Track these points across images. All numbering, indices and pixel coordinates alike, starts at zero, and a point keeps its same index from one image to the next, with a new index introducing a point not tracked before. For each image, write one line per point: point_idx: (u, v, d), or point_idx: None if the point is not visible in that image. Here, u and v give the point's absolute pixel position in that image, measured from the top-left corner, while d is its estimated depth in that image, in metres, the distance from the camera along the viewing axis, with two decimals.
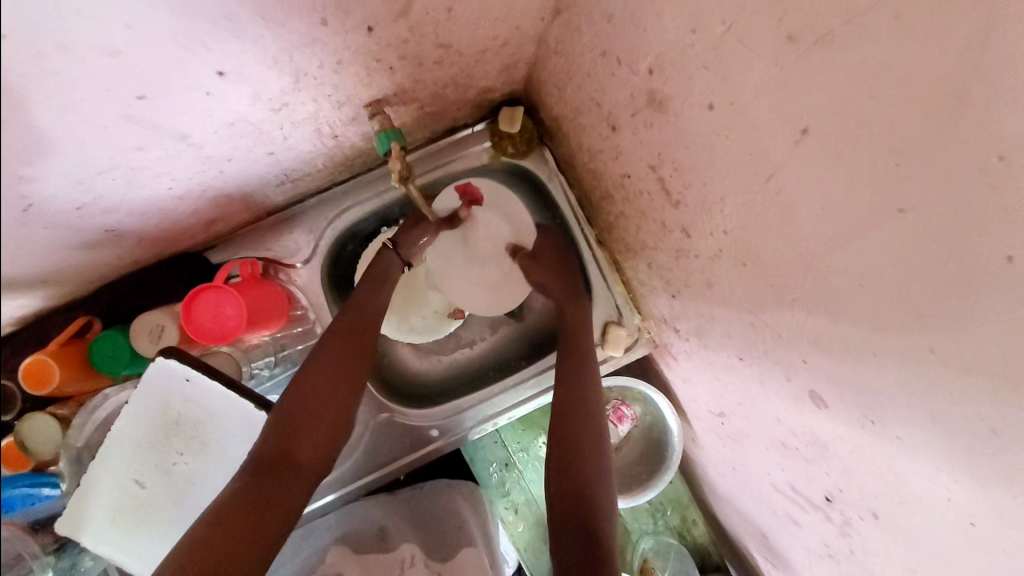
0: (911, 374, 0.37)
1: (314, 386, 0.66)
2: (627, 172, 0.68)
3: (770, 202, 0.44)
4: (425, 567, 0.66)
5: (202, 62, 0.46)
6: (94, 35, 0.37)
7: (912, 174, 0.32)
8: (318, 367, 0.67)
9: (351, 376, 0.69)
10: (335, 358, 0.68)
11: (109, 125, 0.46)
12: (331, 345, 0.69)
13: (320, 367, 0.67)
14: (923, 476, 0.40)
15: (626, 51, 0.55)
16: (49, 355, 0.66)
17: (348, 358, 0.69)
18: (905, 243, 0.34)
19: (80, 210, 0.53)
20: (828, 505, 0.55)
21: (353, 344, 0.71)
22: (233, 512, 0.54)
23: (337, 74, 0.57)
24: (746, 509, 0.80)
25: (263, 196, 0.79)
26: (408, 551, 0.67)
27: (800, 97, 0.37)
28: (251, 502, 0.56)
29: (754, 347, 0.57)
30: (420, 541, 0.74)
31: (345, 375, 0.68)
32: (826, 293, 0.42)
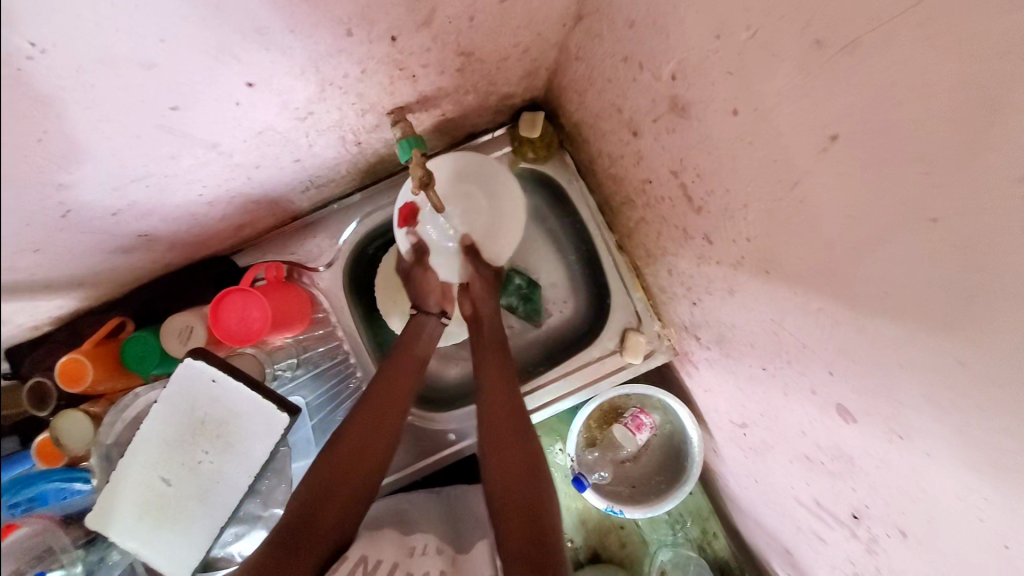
0: (941, 388, 0.36)
1: (352, 446, 0.67)
2: (647, 178, 0.68)
3: (794, 210, 0.44)
4: (438, 554, 0.60)
5: (232, 74, 0.47)
6: (129, 48, 0.38)
7: (942, 183, 0.31)
8: (355, 426, 0.69)
9: (388, 416, 0.71)
10: (378, 402, 0.72)
11: (142, 135, 0.47)
12: (371, 402, 0.72)
13: (358, 425, 0.69)
14: (953, 493, 0.39)
15: (648, 57, 0.54)
16: (83, 354, 0.69)
17: (383, 416, 0.71)
18: (936, 254, 0.33)
19: (115, 216, 0.55)
20: (855, 522, 0.54)
21: (388, 402, 0.72)
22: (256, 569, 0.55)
23: (362, 83, 0.58)
24: (768, 521, 0.78)
25: (288, 201, 0.81)
26: (422, 541, 0.62)
27: (826, 104, 0.36)
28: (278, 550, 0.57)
29: (778, 357, 0.56)
30: (439, 531, 0.68)
31: (384, 415, 0.71)
32: (853, 303, 0.41)
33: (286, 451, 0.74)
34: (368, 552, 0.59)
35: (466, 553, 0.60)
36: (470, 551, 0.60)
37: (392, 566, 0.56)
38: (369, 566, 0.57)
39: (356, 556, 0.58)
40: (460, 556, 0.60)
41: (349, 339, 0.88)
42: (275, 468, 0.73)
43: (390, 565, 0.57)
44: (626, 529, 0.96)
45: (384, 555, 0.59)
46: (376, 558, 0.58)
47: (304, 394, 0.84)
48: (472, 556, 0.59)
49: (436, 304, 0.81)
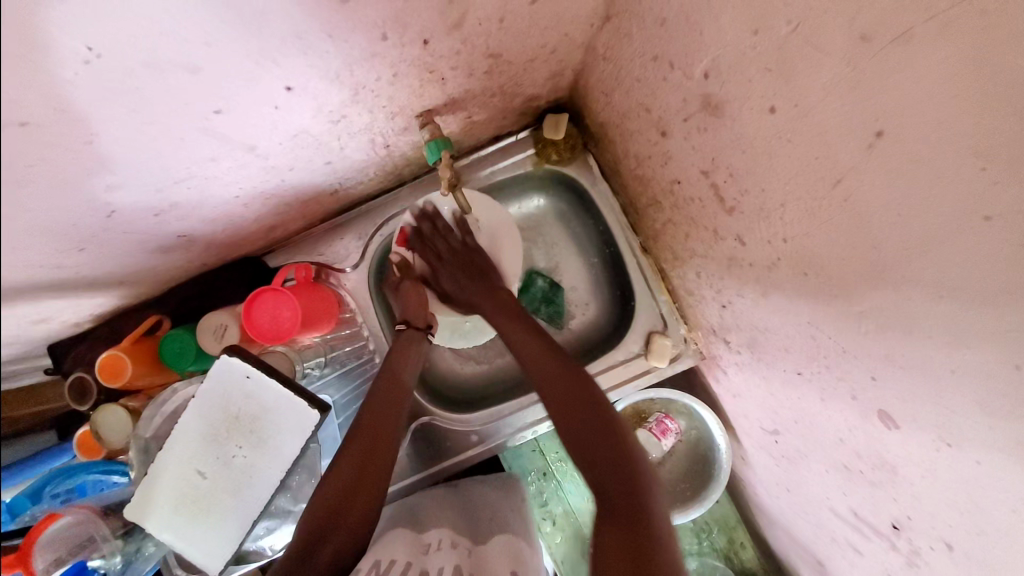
0: (997, 394, 0.34)
1: (346, 476, 0.64)
2: (676, 178, 0.67)
3: (837, 209, 0.42)
4: (452, 550, 0.59)
5: (271, 78, 0.48)
6: (176, 52, 0.40)
7: (999, 179, 0.30)
8: (347, 458, 0.66)
9: (397, 398, 0.73)
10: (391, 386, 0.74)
11: (186, 137, 0.49)
12: (365, 430, 0.69)
13: (351, 457, 0.66)
14: (1008, 507, 0.37)
15: (680, 55, 0.54)
16: (123, 351, 0.71)
17: (375, 446, 0.68)
18: (992, 256, 0.31)
19: (157, 216, 0.57)
20: (895, 534, 0.52)
21: (378, 432, 0.69)
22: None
23: (393, 86, 0.59)
24: (798, 532, 0.76)
25: (318, 203, 0.83)
26: (435, 538, 0.62)
27: (873, 99, 0.35)
28: (314, 526, 0.59)
29: (814, 361, 0.54)
30: (453, 524, 0.68)
31: (393, 396, 0.73)
32: (900, 307, 0.40)
33: (315, 448, 0.76)
34: (382, 556, 0.55)
35: (480, 547, 0.61)
36: (485, 544, 0.62)
37: (407, 564, 0.54)
38: (385, 567, 0.53)
39: (369, 562, 0.54)
40: (477, 548, 0.61)
41: (374, 338, 0.89)
42: (305, 465, 0.75)
43: (404, 563, 0.54)
44: None
45: (397, 555, 0.56)
46: (389, 559, 0.55)
47: (332, 392, 0.86)
48: (486, 549, 0.61)
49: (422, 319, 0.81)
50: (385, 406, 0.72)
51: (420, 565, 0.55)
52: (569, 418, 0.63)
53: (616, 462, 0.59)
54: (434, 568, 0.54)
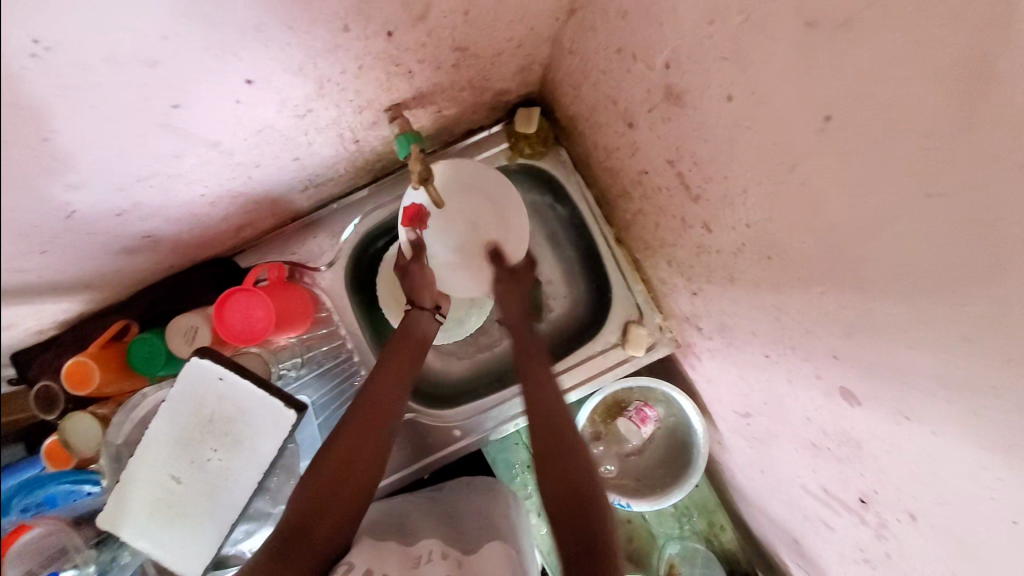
0: (949, 365, 0.36)
1: (341, 455, 0.66)
2: (644, 169, 0.68)
3: (794, 192, 0.44)
4: (444, 560, 0.60)
5: (232, 72, 0.47)
6: (133, 46, 0.39)
7: (942, 157, 0.31)
8: (342, 438, 0.67)
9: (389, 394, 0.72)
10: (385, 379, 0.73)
11: (146, 134, 0.48)
12: (361, 410, 0.70)
13: (347, 436, 0.67)
14: (965, 474, 0.39)
15: (642, 46, 0.54)
16: (89, 356, 0.69)
17: (370, 428, 0.69)
18: (942, 232, 0.33)
19: (119, 216, 0.55)
20: (863, 507, 0.54)
21: (375, 415, 0.70)
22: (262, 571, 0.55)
23: (359, 79, 0.59)
24: (774, 511, 0.78)
25: (287, 201, 0.82)
26: (426, 548, 0.62)
27: (822, 85, 0.36)
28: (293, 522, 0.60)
29: (780, 343, 0.56)
30: (441, 535, 0.68)
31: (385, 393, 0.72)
32: (856, 286, 0.41)
33: (293, 449, 0.75)
34: (374, 568, 0.57)
35: (472, 555, 0.63)
36: (475, 555, 0.63)
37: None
38: None
39: (361, 570, 0.57)
40: (466, 559, 0.62)
41: (352, 337, 0.88)
42: (283, 465, 0.74)
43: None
44: (632, 523, 0.96)
45: (389, 568, 0.58)
46: (381, 573, 0.57)
47: (311, 393, 0.85)
48: (476, 562, 0.61)
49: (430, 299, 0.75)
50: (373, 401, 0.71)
51: None
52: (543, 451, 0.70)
53: (590, 507, 0.65)
54: None
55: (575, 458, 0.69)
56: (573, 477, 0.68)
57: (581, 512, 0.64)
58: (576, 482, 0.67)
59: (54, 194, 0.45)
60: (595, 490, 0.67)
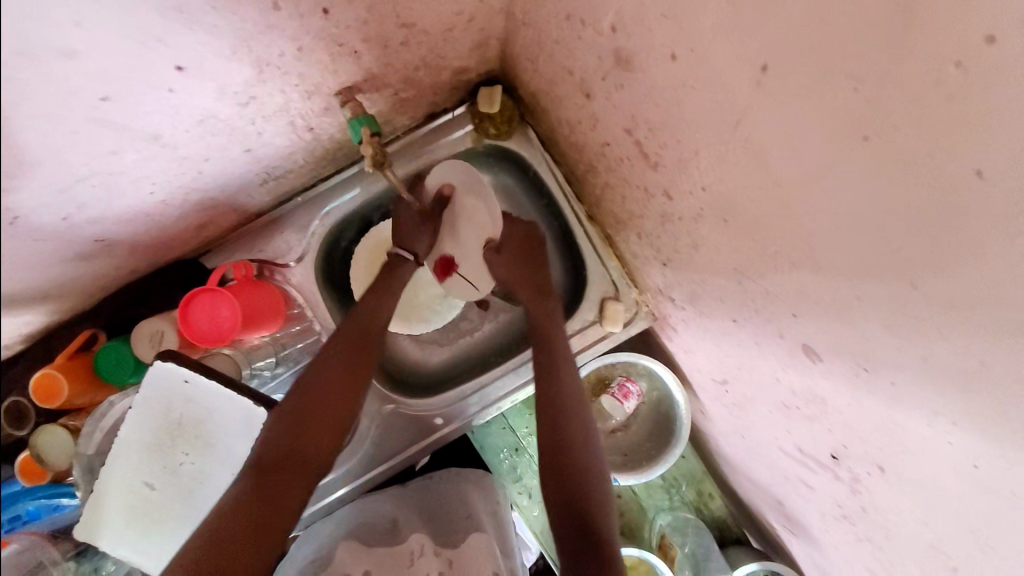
0: (897, 312, 0.36)
1: (301, 419, 0.64)
2: (606, 140, 0.67)
3: (741, 149, 0.43)
4: (436, 556, 0.62)
5: (158, 59, 0.46)
6: (47, 35, 0.37)
7: (873, 98, 0.31)
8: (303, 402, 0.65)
9: (354, 375, 0.70)
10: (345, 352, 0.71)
11: (78, 130, 0.46)
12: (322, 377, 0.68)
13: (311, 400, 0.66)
14: (922, 421, 0.39)
15: (588, 11, 0.53)
16: (57, 368, 0.68)
17: (333, 393, 0.67)
18: (879, 174, 0.32)
19: (66, 221, 0.54)
20: (835, 463, 0.55)
21: (344, 382, 0.69)
22: (232, 533, 0.54)
23: (301, 62, 0.57)
24: (758, 476, 0.79)
25: (248, 196, 0.80)
26: (417, 542, 0.63)
27: (755, 33, 0.36)
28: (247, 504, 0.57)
29: (745, 306, 0.56)
30: (429, 531, 0.69)
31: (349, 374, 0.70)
32: (808, 239, 0.41)
33: None
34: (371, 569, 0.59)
35: (463, 551, 0.63)
36: (467, 549, 0.63)
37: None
38: None
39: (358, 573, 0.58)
40: (456, 556, 0.63)
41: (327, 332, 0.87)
42: None
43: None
44: (623, 498, 0.97)
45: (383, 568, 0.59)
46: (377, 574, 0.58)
47: None
48: (468, 556, 0.62)
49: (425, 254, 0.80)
50: (333, 381, 0.68)
51: None
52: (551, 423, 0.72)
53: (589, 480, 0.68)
54: None
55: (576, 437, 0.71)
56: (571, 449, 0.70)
57: (577, 485, 0.67)
58: (572, 455, 0.70)
59: (9, 203, 0.43)
60: (589, 462, 0.70)
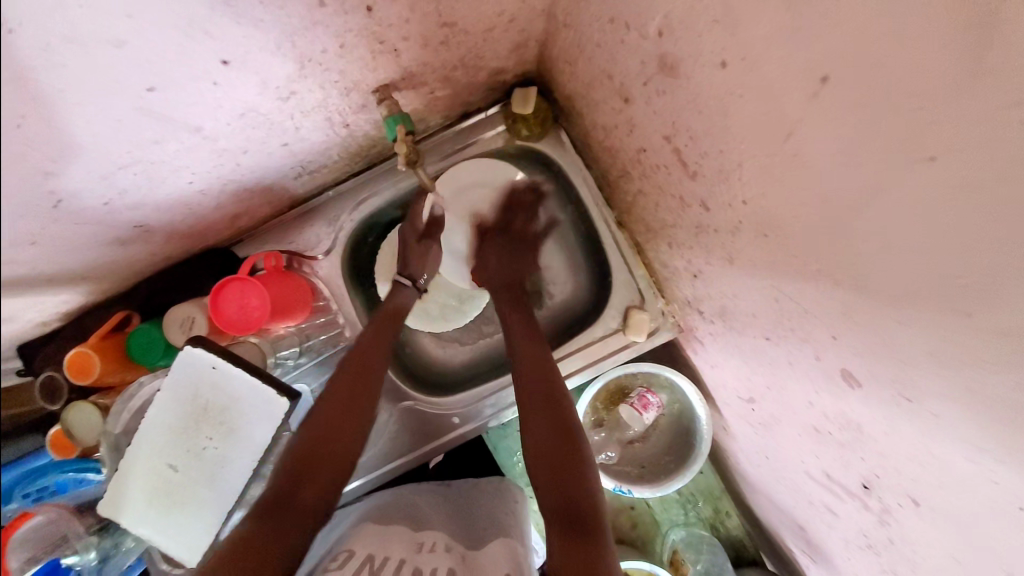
0: (947, 343, 0.34)
1: (323, 425, 0.65)
2: (642, 147, 0.66)
3: (789, 164, 0.42)
4: (448, 552, 0.60)
5: (203, 51, 0.46)
6: (97, 25, 0.38)
7: (940, 117, 0.29)
8: (327, 404, 0.68)
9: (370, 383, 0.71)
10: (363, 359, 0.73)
11: (124, 119, 0.47)
12: (343, 380, 0.70)
13: (332, 401, 0.68)
14: (964, 457, 0.37)
15: (634, 14, 0.52)
16: (90, 347, 0.69)
17: (354, 395, 0.69)
18: (940, 195, 0.31)
19: (107, 206, 0.55)
20: (865, 493, 0.52)
21: (360, 383, 0.71)
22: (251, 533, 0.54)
23: (342, 58, 0.57)
24: (779, 498, 0.77)
25: (282, 188, 0.81)
26: (430, 538, 0.62)
27: (816, 43, 0.34)
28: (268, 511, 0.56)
29: (781, 325, 0.54)
30: (450, 528, 0.67)
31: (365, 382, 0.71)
32: (854, 259, 0.39)
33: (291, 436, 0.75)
34: (376, 550, 0.57)
35: (477, 551, 0.61)
36: (479, 550, 0.61)
37: (400, 563, 0.56)
38: (377, 564, 0.55)
39: (364, 553, 0.57)
40: (469, 553, 0.61)
41: (351, 326, 0.88)
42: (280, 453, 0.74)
43: (398, 561, 0.56)
44: (636, 510, 0.95)
45: (391, 552, 0.58)
46: (384, 556, 0.57)
47: (310, 381, 0.85)
48: (481, 555, 0.60)
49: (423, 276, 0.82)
50: (349, 388, 0.70)
51: (412, 563, 0.56)
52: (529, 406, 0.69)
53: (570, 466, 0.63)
54: (427, 568, 0.56)
55: (566, 425, 0.67)
56: (551, 433, 0.66)
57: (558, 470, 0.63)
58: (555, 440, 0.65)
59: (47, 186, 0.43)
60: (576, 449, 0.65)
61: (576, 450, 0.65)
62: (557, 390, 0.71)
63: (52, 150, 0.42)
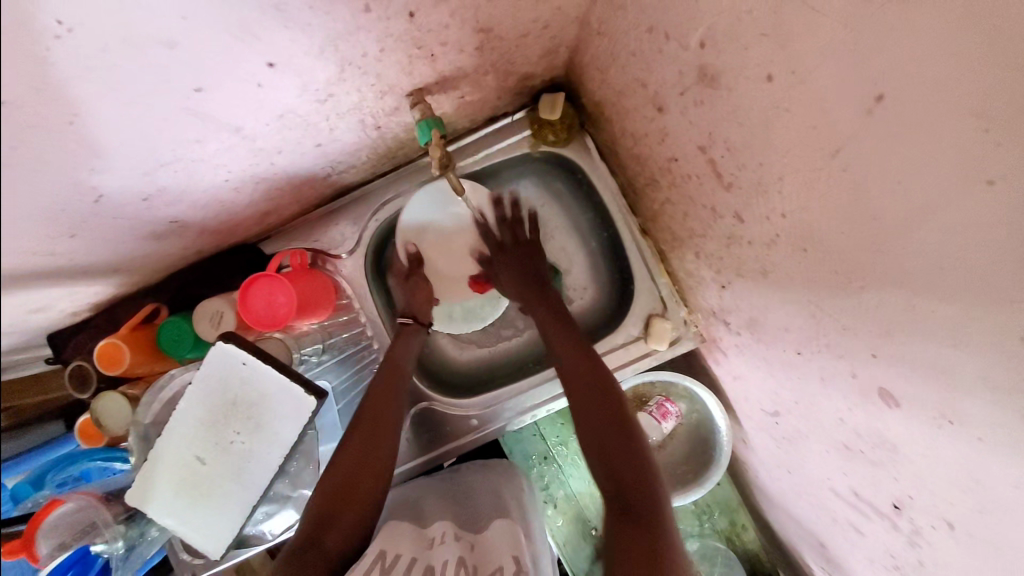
0: (998, 367, 0.33)
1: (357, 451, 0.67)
2: (674, 156, 0.66)
3: (835, 178, 0.41)
4: (457, 542, 0.59)
5: (251, 54, 0.47)
6: (152, 26, 0.38)
7: (1005, 139, 0.29)
8: (357, 431, 0.69)
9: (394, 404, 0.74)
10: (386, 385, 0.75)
11: (170, 118, 0.48)
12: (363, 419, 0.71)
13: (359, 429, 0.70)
14: (1009, 482, 0.36)
15: (674, 25, 0.52)
16: (120, 339, 0.69)
17: (376, 433, 0.70)
18: (1005, 223, 0.30)
19: (146, 202, 0.56)
20: (896, 513, 0.51)
21: (379, 421, 0.71)
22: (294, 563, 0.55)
23: (380, 62, 0.58)
24: (800, 513, 0.75)
25: (311, 188, 0.82)
26: (439, 530, 0.62)
27: (873, 60, 0.34)
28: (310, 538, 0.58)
29: (814, 340, 0.53)
30: (454, 515, 0.67)
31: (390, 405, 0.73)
32: (901, 277, 0.39)
33: (314, 434, 0.75)
34: (388, 547, 0.58)
35: (483, 536, 0.60)
36: (485, 533, 0.61)
37: (412, 561, 0.55)
38: (389, 562, 0.55)
39: (375, 552, 0.57)
40: (477, 540, 0.60)
41: (373, 325, 0.89)
42: (303, 451, 0.74)
43: (409, 560, 0.56)
44: None
45: (402, 549, 0.58)
46: (395, 553, 0.57)
47: (331, 378, 0.84)
48: (487, 539, 0.59)
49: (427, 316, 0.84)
50: (371, 414, 0.72)
51: (423, 561, 0.56)
52: (575, 384, 0.70)
53: (625, 440, 0.64)
54: (437, 564, 0.55)
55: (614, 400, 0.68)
56: (599, 408, 0.67)
57: (609, 444, 0.64)
58: (607, 414, 0.66)
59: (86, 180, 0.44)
60: (627, 422, 0.66)
61: (629, 427, 0.65)
62: (597, 367, 0.72)
63: (97, 148, 0.43)
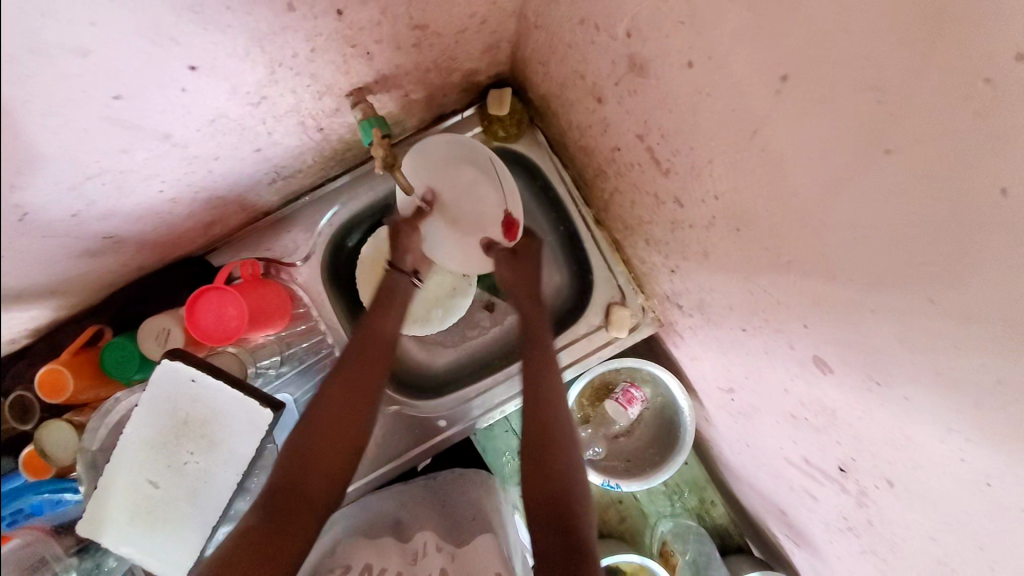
0: (911, 327, 0.36)
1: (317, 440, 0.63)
2: (616, 146, 0.67)
3: (757, 158, 0.43)
4: (440, 552, 0.61)
5: (170, 58, 0.45)
6: (62, 35, 0.37)
7: (895, 111, 0.31)
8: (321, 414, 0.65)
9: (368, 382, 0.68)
10: (360, 360, 0.69)
11: (91, 129, 0.46)
12: (326, 404, 0.66)
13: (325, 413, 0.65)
14: (934, 437, 0.38)
15: (602, 16, 0.53)
16: (61, 363, 0.66)
17: (343, 420, 0.65)
18: (913, 193, 0.32)
19: (76, 217, 0.53)
20: (843, 476, 0.54)
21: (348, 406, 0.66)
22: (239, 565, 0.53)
23: (314, 63, 0.57)
24: (761, 484, 0.78)
25: (256, 195, 0.80)
26: (421, 542, 0.63)
27: (775, 44, 0.36)
28: (257, 535, 0.56)
29: (756, 316, 0.55)
30: (436, 525, 0.69)
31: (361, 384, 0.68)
32: (822, 250, 0.41)
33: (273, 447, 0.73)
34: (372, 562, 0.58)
35: (466, 548, 0.62)
36: (468, 546, 0.62)
37: None
38: None
39: (361, 566, 0.57)
40: (460, 551, 0.62)
41: (333, 332, 0.86)
42: (263, 466, 0.72)
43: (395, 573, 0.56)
44: (624, 503, 0.95)
45: (388, 563, 0.58)
46: (381, 568, 0.57)
47: (292, 391, 0.83)
48: (470, 552, 0.61)
49: (410, 263, 0.75)
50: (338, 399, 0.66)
51: None
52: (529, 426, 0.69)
53: (569, 489, 0.65)
54: None
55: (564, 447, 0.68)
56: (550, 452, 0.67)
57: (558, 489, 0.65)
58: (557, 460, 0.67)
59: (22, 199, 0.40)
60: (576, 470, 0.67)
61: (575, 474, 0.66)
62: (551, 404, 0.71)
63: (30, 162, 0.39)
